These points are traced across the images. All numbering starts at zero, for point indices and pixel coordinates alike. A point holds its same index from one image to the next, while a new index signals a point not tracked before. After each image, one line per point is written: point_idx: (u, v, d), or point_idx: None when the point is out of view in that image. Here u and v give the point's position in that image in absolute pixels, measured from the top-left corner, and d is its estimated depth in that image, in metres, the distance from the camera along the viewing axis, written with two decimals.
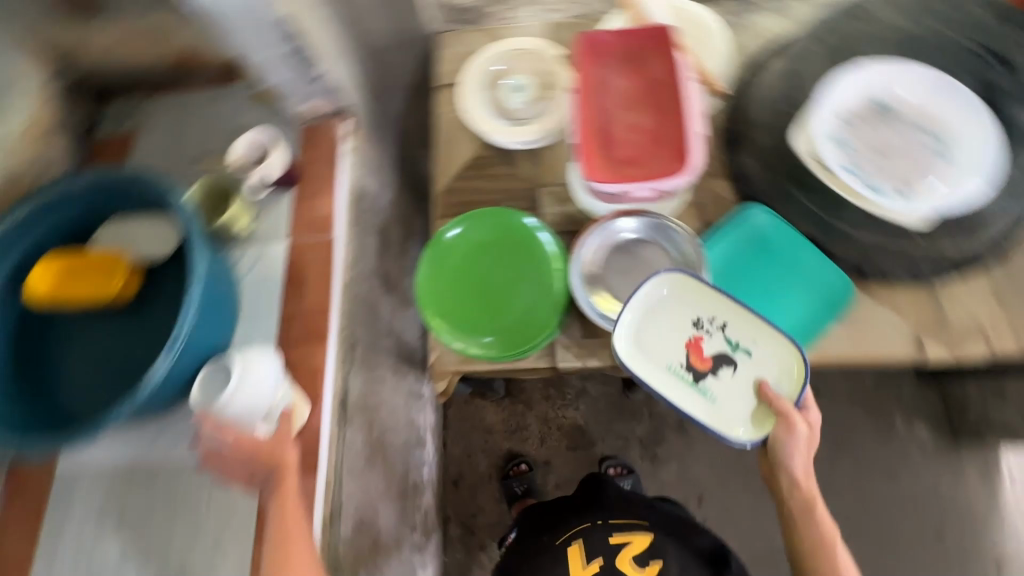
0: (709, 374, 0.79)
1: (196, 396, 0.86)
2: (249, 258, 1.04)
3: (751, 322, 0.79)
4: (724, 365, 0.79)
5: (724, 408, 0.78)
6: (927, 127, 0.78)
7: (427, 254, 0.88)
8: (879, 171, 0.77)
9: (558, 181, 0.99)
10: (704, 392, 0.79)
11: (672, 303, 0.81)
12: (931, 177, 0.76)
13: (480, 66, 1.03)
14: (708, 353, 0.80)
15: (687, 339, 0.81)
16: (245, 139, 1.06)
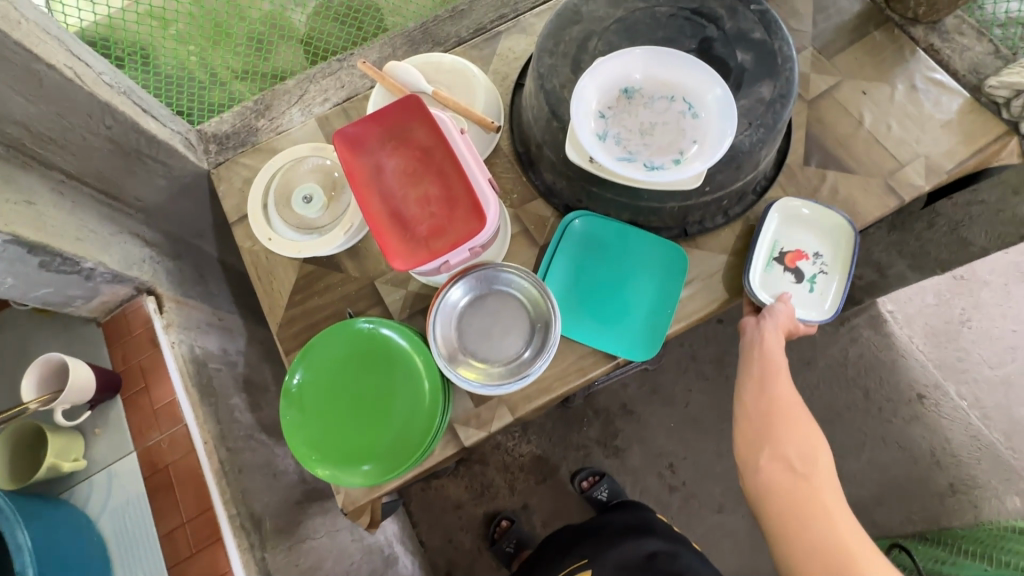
0: (783, 266, 0.93)
1: None
2: (98, 489, 0.90)
3: (838, 290, 0.92)
4: (794, 277, 0.93)
5: (762, 280, 0.92)
6: (673, 96, 0.84)
7: (284, 405, 0.80)
8: (651, 151, 0.83)
9: (391, 266, 0.96)
10: (767, 264, 0.93)
11: (825, 231, 0.94)
12: (693, 139, 0.82)
13: (262, 191, 0.98)
14: (798, 263, 0.93)
15: (800, 248, 0.93)
16: (28, 372, 0.87)
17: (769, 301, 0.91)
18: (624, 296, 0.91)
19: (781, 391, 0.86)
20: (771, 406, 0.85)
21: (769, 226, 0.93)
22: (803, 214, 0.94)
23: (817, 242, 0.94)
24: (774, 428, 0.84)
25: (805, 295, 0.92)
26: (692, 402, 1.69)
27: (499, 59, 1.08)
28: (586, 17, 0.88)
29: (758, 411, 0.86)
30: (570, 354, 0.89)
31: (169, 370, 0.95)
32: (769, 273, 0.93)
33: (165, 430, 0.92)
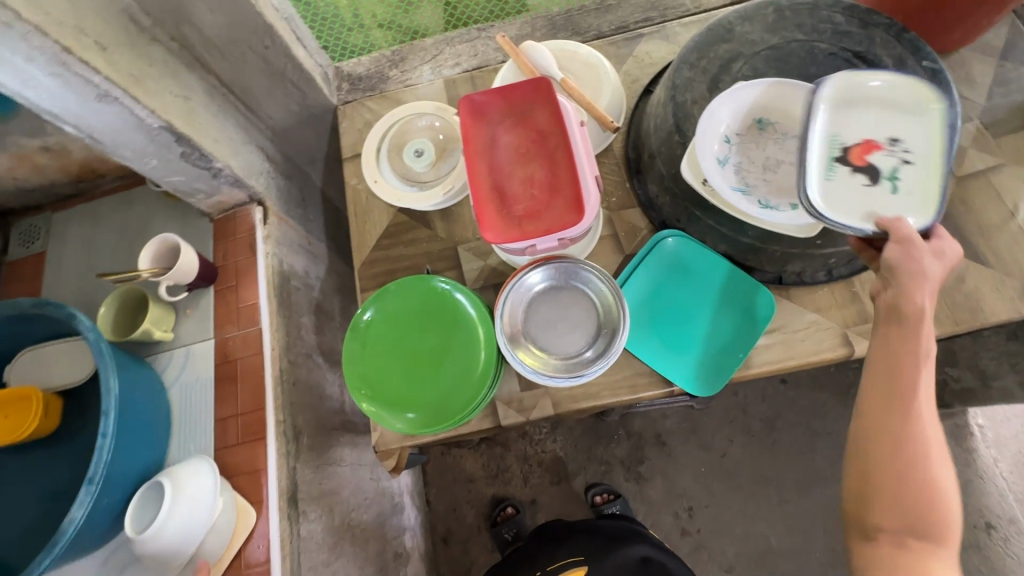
0: (852, 164, 0.73)
1: (131, 525, 0.82)
2: (176, 363, 1.00)
3: (935, 178, 0.72)
4: (872, 177, 0.73)
5: (834, 189, 0.72)
6: None
7: (349, 337, 0.85)
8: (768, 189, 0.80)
9: (476, 236, 0.99)
10: (830, 168, 0.73)
11: (897, 109, 0.75)
12: None
13: (380, 134, 1.02)
14: (873, 158, 0.73)
15: (867, 139, 0.74)
16: (149, 244, 0.98)
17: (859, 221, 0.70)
18: (697, 327, 0.88)
19: (918, 422, 0.68)
20: (897, 442, 0.68)
21: (818, 121, 0.75)
22: (854, 94, 0.75)
23: (890, 130, 0.74)
24: (898, 479, 0.68)
25: (891, 199, 0.72)
26: (729, 454, 1.62)
27: (633, 61, 1.07)
28: (737, 39, 0.85)
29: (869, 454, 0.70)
30: (627, 369, 0.88)
31: (259, 276, 1.04)
32: (835, 176, 0.73)
33: (243, 328, 1.01)
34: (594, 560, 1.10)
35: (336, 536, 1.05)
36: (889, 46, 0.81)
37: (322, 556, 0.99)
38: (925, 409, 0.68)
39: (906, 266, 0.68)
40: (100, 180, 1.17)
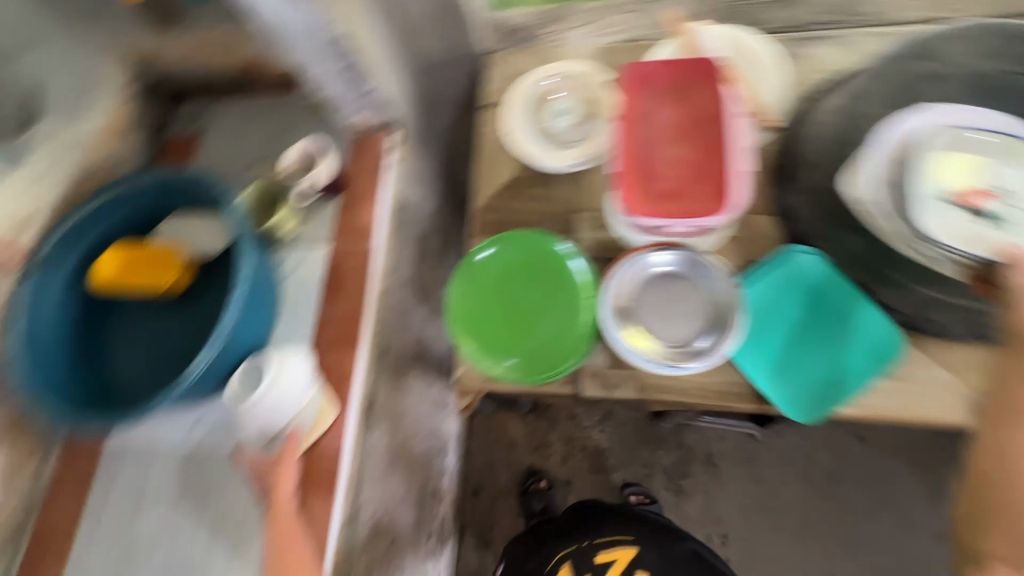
0: (967, 206, 0.74)
1: (231, 391, 0.86)
2: (292, 260, 1.08)
3: None
4: (988, 219, 0.73)
5: (945, 227, 0.74)
6: None
7: (458, 273, 0.88)
8: None
9: (596, 208, 0.98)
10: (945, 207, 0.74)
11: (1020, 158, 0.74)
12: None
13: (527, 85, 1.01)
14: (988, 201, 0.73)
15: (985, 185, 0.74)
16: (297, 145, 1.07)
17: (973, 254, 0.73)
18: (809, 352, 0.83)
19: None
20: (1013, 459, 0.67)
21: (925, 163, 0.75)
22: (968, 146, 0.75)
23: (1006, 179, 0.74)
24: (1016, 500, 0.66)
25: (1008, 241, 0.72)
26: (781, 494, 1.55)
27: (804, 62, 1.00)
28: (940, 62, 0.84)
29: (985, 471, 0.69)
30: (723, 375, 0.85)
31: (382, 199, 1.09)
32: (945, 216, 0.74)
33: (357, 243, 1.06)
34: (642, 544, 1.12)
35: (393, 455, 1.11)
36: None
37: (380, 469, 1.04)
38: None
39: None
40: (259, 79, 1.25)
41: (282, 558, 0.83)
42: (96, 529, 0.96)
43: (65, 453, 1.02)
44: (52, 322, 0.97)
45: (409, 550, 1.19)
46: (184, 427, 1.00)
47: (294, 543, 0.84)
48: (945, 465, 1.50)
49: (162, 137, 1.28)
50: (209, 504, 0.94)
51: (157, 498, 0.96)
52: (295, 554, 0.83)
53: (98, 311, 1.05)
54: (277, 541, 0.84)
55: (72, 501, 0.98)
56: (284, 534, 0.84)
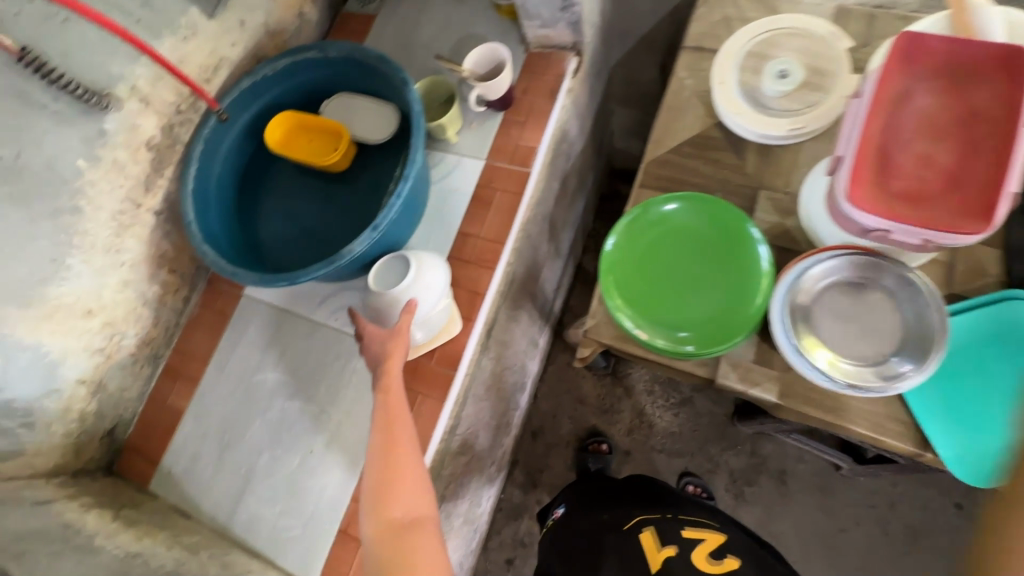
0: None
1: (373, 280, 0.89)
2: (445, 166, 1.06)
3: None
4: None
5: None
6: None
7: (622, 225, 0.82)
8: None
9: (785, 190, 0.88)
10: None
11: None
12: None
13: (748, 36, 0.90)
14: None
15: None
16: (478, 48, 0.99)
17: None
18: (999, 413, 0.72)
19: None
20: None
21: None
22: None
23: None
24: None
25: None
26: (849, 533, 1.47)
27: None
28: None
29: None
30: (882, 406, 0.77)
31: (548, 124, 1.03)
32: None
33: (513, 164, 1.02)
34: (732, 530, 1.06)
35: (492, 381, 1.12)
36: None
37: (480, 391, 1.06)
38: None
39: None
40: None
41: (387, 433, 0.81)
42: (223, 368, 1.04)
43: (207, 292, 1.10)
44: (220, 170, 1.02)
45: (478, 470, 1.23)
46: (315, 300, 1.04)
47: (400, 417, 0.82)
48: None
49: (338, 10, 1.26)
50: (324, 375, 0.99)
51: (280, 356, 1.02)
52: (402, 429, 0.81)
53: (257, 170, 1.08)
54: (385, 411, 0.82)
55: (207, 338, 1.07)
56: (391, 413, 0.82)
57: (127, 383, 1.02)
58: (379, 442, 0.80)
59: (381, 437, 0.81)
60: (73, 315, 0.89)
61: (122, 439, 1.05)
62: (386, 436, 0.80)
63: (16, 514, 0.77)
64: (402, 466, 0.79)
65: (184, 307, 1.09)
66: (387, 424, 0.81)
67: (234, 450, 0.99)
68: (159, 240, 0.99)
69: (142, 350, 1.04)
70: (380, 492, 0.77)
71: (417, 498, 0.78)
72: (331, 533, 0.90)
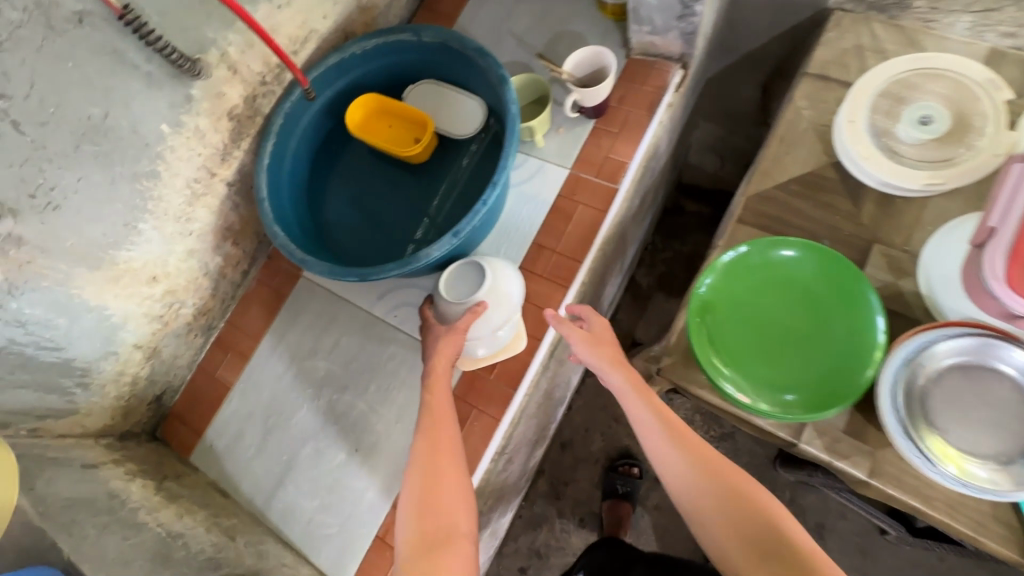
0: None
1: (444, 285, 0.83)
2: (526, 169, 1.00)
3: None
4: None
5: None
6: None
7: (722, 266, 0.77)
8: None
9: (903, 248, 0.80)
10: None
11: None
12: None
13: (889, 74, 0.82)
14: None
15: None
16: (582, 49, 0.93)
17: None
18: None
19: None
20: None
21: None
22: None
23: None
24: None
25: None
26: None
27: None
28: None
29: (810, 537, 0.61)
30: (987, 504, 0.69)
31: (643, 140, 0.96)
32: None
33: (600, 178, 0.96)
34: None
35: (542, 399, 1.07)
36: None
37: (531, 409, 1.01)
38: None
39: None
40: None
41: (430, 439, 0.73)
42: (275, 349, 1.02)
43: (265, 268, 1.08)
44: (296, 146, 0.99)
45: (513, 484, 1.19)
46: (374, 292, 1.01)
47: (446, 420, 0.76)
48: None
49: None
50: (376, 373, 0.96)
51: (332, 347, 1.00)
52: (447, 434, 0.74)
53: (330, 149, 1.04)
54: (430, 414, 0.76)
55: (261, 316, 1.05)
56: (437, 418, 0.76)
57: (179, 351, 1.01)
58: (422, 444, 0.73)
59: (422, 442, 0.73)
60: (138, 281, 0.87)
61: (169, 405, 1.04)
62: (431, 437, 0.73)
63: (65, 478, 0.77)
64: (445, 474, 0.70)
65: (241, 281, 1.07)
66: (432, 428, 0.75)
67: (278, 435, 0.97)
68: (227, 212, 0.97)
69: (198, 319, 1.02)
70: (419, 498, 0.69)
71: (459, 514, 0.67)
72: (368, 537, 0.87)
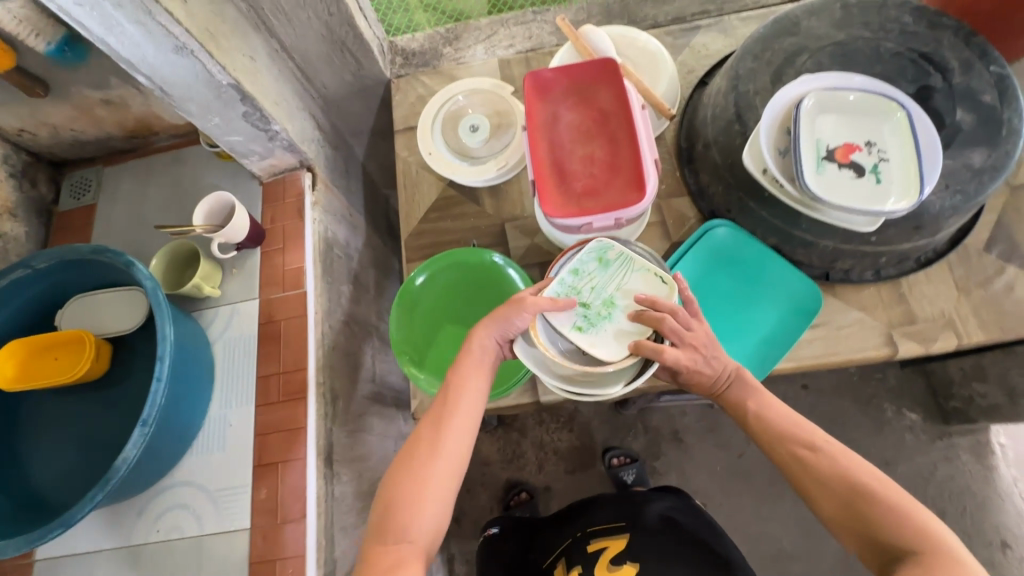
0: (850, 157, 0.75)
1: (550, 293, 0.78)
2: (221, 319, 1.02)
3: (913, 169, 0.73)
4: (855, 169, 0.74)
5: (839, 179, 0.74)
6: (846, 135, 0.76)
7: (397, 303, 0.86)
8: (802, 166, 0.74)
9: (524, 216, 1.00)
10: (845, 163, 0.75)
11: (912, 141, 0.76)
12: (843, 172, 0.74)
13: (438, 103, 1.02)
14: (856, 152, 0.75)
15: (850, 140, 0.76)
16: (203, 201, 0.99)
17: (866, 223, 0.75)
18: (737, 321, 0.89)
19: (915, 319, 0.87)
20: (911, 341, 0.86)
21: (818, 125, 0.77)
22: (833, 106, 0.77)
23: (868, 133, 0.76)
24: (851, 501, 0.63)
25: (878, 190, 0.73)
26: (746, 455, 1.62)
27: (689, 51, 1.07)
28: (803, 32, 0.86)
29: (916, 538, 0.57)
30: None
31: (307, 241, 1.06)
32: (873, 171, 0.74)
33: (288, 290, 1.02)
34: (632, 525, 1.00)
35: (363, 500, 1.06)
36: (954, 47, 0.82)
37: (351, 517, 1.00)
38: (915, 309, 0.87)
39: (931, 223, 0.78)
40: (155, 138, 1.19)
41: (423, 457, 0.66)
42: None
43: None
44: None
45: None
46: (126, 522, 0.91)
47: (444, 455, 0.65)
48: (883, 398, 1.58)
49: (53, 214, 1.19)
50: None
51: None
52: (439, 463, 0.65)
53: (1, 418, 0.95)
54: (440, 402, 0.70)
55: None
56: (440, 427, 0.67)
57: None
58: (404, 480, 0.64)
59: (411, 460, 0.66)
60: None
61: None
62: (415, 468, 0.65)
63: None
64: (422, 520, 0.63)
65: None
66: (410, 456, 0.66)
67: None
68: None
69: None
70: (377, 521, 0.64)
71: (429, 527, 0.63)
72: None
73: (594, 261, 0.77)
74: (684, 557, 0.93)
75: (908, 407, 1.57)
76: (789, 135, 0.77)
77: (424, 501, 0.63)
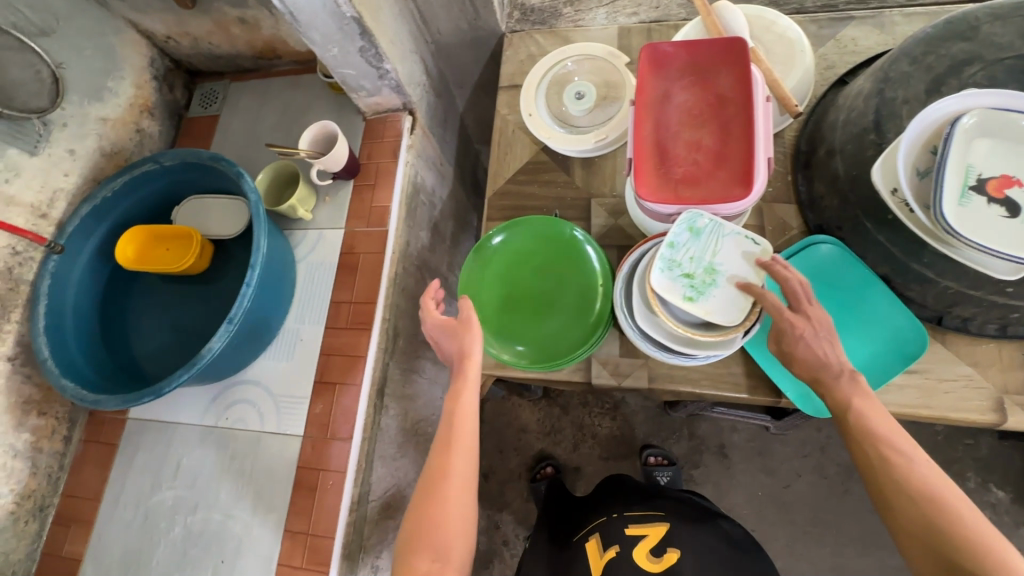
0: (1005, 193, 0.65)
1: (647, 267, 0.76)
2: (309, 241, 1.09)
3: None
4: (1009, 208, 0.65)
5: (986, 215, 0.65)
6: (1006, 165, 0.66)
7: (471, 256, 0.87)
8: (945, 194, 0.65)
9: (613, 194, 0.96)
10: (999, 200, 0.65)
11: None
12: (993, 209, 0.65)
13: (546, 65, 0.99)
14: (1013, 188, 0.66)
15: (1009, 173, 0.66)
16: (310, 127, 1.04)
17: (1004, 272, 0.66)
18: None
19: None
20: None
21: (976, 149, 0.67)
22: (999, 129, 0.66)
23: None
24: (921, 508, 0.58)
25: None
26: (792, 487, 1.53)
27: (834, 44, 0.96)
28: (981, 38, 0.74)
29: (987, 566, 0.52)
30: (735, 366, 0.84)
31: (397, 183, 1.09)
32: None
33: (371, 225, 1.06)
34: (671, 516, 0.99)
35: (405, 437, 1.12)
36: None
37: (391, 450, 1.06)
38: None
39: None
40: (278, 61, 1.26)
41: (432, 490, 0.68)
42: (117, 501, 1.00)
43: (88, 427, 1.06)
44: (74, 300, 1.00)
45: None
46: (201, 405, 1.02)
47: (456, 480, 0.68)
48: (967, 466, 1.40)
49: (182, 119, 1.30)
50: (223, 482, 0.96)
51: (174, 476, 0.99)
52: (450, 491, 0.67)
53: (117, 292, 1.08)
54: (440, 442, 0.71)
55: (95, 476, 1.02)
56: (439, 462, 0.69)
57: (10, 545, 0.95)
58: (426, 504, 0.67)
59: (421, 498, 0.68)
60: None
61: None
62: (424, 503, 0.67)
63: None
64: (450, 529, 0.66)
65: (65, 449, 1.03)
66: (431, 484, 0.69)
67: None
68: (19, 386, 0.95)
69: (23, 505, 0.97)
70: (406, 539, 0.66)
71: (461, 548, 0.66)
72: None
73: (686, 234, 0.73)
74: (720, 558, 0.93)
75: (995, 482, 1.39)
76: (934, 155, 0.68)
77: (450, 518, 0.66)
